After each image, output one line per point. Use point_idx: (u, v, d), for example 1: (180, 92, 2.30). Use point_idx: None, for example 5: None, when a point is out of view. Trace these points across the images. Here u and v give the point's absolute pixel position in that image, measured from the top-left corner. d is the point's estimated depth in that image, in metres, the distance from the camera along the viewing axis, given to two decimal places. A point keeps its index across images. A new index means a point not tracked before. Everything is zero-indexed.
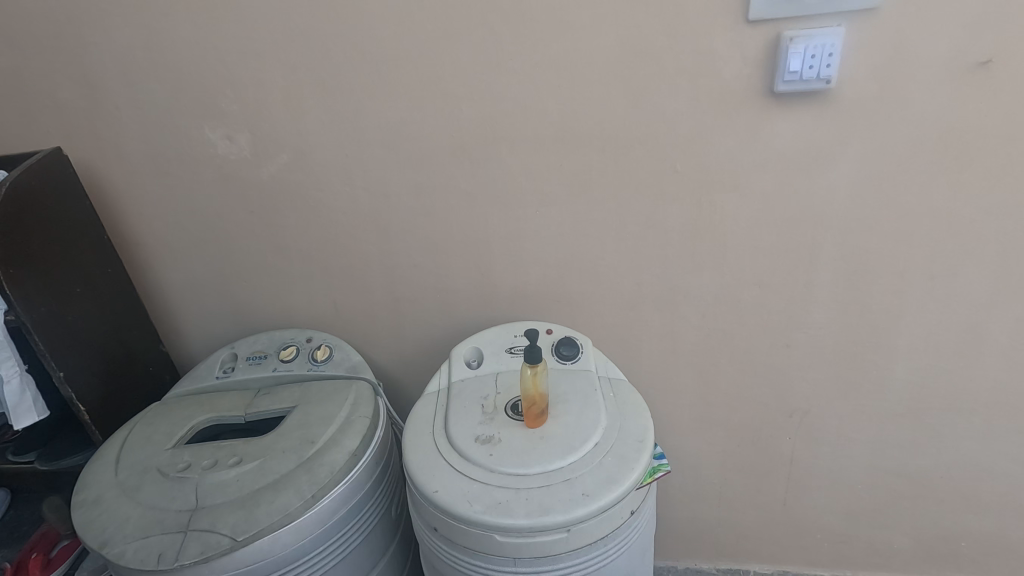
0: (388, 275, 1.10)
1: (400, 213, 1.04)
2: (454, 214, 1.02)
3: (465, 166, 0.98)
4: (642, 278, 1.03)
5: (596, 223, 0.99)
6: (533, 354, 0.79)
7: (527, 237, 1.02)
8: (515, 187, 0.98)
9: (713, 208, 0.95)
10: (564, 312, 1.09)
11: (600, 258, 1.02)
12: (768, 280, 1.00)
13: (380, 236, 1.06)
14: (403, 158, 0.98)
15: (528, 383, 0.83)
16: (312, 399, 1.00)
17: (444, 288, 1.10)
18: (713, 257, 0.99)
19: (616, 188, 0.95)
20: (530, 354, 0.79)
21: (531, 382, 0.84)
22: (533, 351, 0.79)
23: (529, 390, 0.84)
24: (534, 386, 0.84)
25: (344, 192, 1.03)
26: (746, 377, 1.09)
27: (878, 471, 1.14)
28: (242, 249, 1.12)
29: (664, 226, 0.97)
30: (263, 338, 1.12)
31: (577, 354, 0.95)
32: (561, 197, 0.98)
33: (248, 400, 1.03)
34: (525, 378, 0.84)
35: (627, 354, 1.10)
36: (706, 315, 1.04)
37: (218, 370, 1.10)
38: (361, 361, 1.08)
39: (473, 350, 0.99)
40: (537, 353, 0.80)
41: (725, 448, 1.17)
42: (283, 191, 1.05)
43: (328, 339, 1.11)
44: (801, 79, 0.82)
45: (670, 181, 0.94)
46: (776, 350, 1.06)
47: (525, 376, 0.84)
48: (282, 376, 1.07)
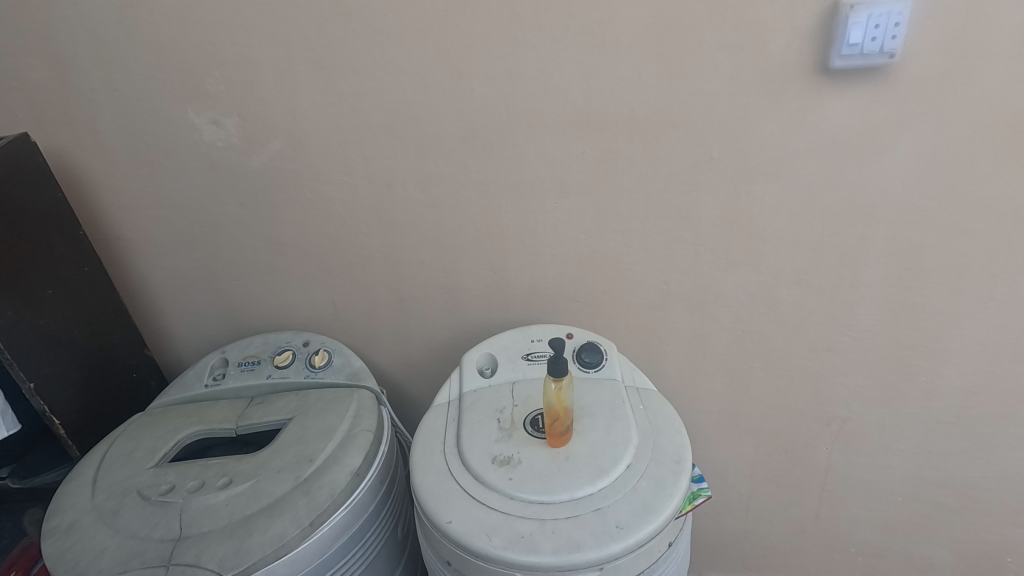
0: (392, 273, 1.01)
1: (404, 205, 0.94)
2: (464, 206, 0.93)
3: (477, 153, 0.88)
4: (670, 277, 0.94)
5: (620, 216, 0.90)
6: (558, 362, 0.70)
7: (545, 231, 0.93)
8: (532, 177, 0.89)
9: (752, 199, 0.85)
10: (583, 313, 1.00)
11: (624, 254, 0.93)
12: (811, 279, 0.90)
13: (383, 230, 0.97)
14: (408, 144, 0.89)
15: (551, 396, 0.74)
16: (310, 410, 0.91)
17: (453, 286, 1.01)
18: (750, 253, 0.90)
19: (643, 178, 0.86)
20: (554, 362, 0.69)
21: (556, 396, 0.74)
22: (558, 359, 0.69)
23: (552, 404, 0.74)
24: (560, 401, 0.74)
25: (344, 183, 0.94)
26: (781, 384, 1.00)
27: (921, 484, 1.05)
28: (232, 245, 1.02)
29: (696, 219, 0.88)
30: (256, 342, 1.03)
31: (600, 361, 0.87)
32: (582, 187, 0.88)
33: (240, 411, 0.94)
34: (548, 391, 0.74)
35: (651, 357, 1.02)
36: (740, 317, 0.95)
37: (207, 377, 1.01)
38: (362, 367, 0.99)
39: (485, 357, 0.91)
40: (563, 362, 0.70)
41: (755, 458, 1.09)
42: (276, 181, 0.95)
43: (327, 343, 1.02)
44: (861, 52, 0.72)
45: (704, 170, 0.84)
46: (814, 355, 0.96)
47: (548, 387, 0.74)
48: (277, 384, 0.99)
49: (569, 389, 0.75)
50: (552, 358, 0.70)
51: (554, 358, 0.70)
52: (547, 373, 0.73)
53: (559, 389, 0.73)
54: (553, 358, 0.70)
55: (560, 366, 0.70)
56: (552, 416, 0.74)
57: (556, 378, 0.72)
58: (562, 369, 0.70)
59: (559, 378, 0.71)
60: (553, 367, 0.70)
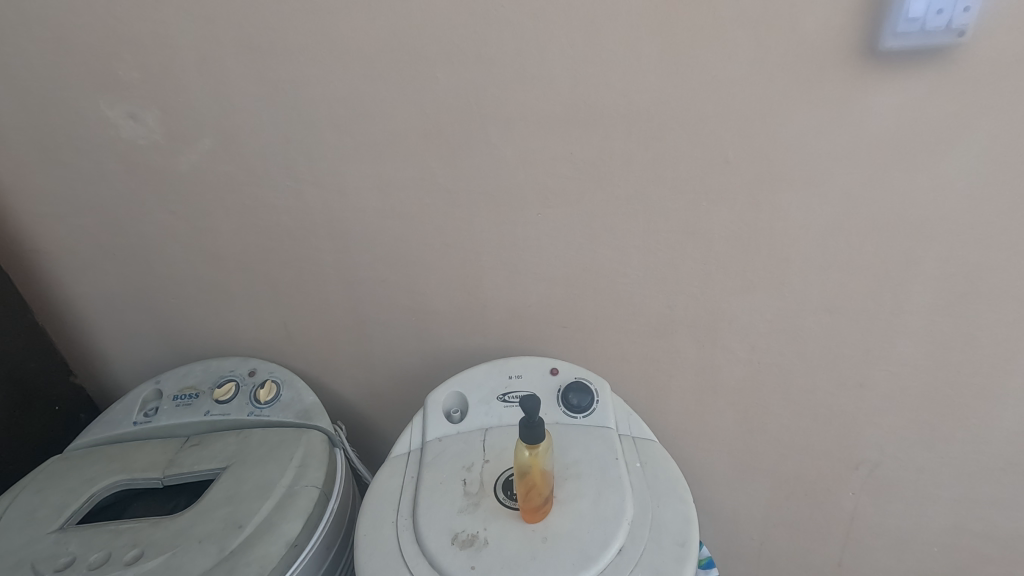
0: (350, 292, 0.87)
1: (360, 214, 0.79)
2: (430, 216, 0.78)
3: (444, 154, 0.73)
4: (673, 299, 0.79)
5: (615, 229, 0.75)
6: (533, 429, 0.56)
7: (525, 246, 0.78)
8: (509, 183, 0.74)
9: (775, 210, 0.70)
10: (572, 340, 0.85)
11: (620, 273, 0.78)
12: (844, 304, 0.75)
13: (336, 243, 0.82)
14: (362, 143, 0.74)
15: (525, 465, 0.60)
16: (249, 456, 0.78)
17: (421, 308, 0.86)
18: (770, 274, 0.75)
19: (643, 184, 0.71)
20: (530, 429, 0.56)
21: (532, 465, 0.60)
22: (533, 425, 0.56)
23: (526, 475, 0.60)
24: (538, 471, 0.60)
25: (288, 188, 0.79)
26: (803, 423, 0.86)
27: (964, 535, 0.91)
28: (165, 259, 0.88)
29: (707, 233, 0.73)
30: (195, 371, 0.90)
31: (590, 405, 0.73)
32: (570, 195, 0.73)
33: (170, 456, 0.81)
34: (520, 460, 0.60)
35: (651, 390, 0.88)
36: (756, 347, 0.81)
37: (137, 413, 0.87)
38: (315, 404, 0.85)
39: (454, 397, 0.77)
40: (540, 428, 0.56)
41: (770, 502, 0.95)
42: (209, 187, 0.80)
43: (275, 373, 0.88)
44: (922, 30, 0.57)
45: (718, 176, 0.69)
46: (843, 391, 0.82)
47: (521, 456, 0.60)
48: (216, 422, 0.85)
49: (546, 455, 0.61)
50: (526, 424, 0.56)
51: (529, 423, 0.56)
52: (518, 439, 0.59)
53: (535, 457, 0.60)
54: (527, 424, 0.56)
55: (536, 432, 0.56)
56: (527, 489, 0.60)
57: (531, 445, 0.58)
58: (540, 436, 0.56)
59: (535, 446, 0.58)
60: (528, 435, 0.56)
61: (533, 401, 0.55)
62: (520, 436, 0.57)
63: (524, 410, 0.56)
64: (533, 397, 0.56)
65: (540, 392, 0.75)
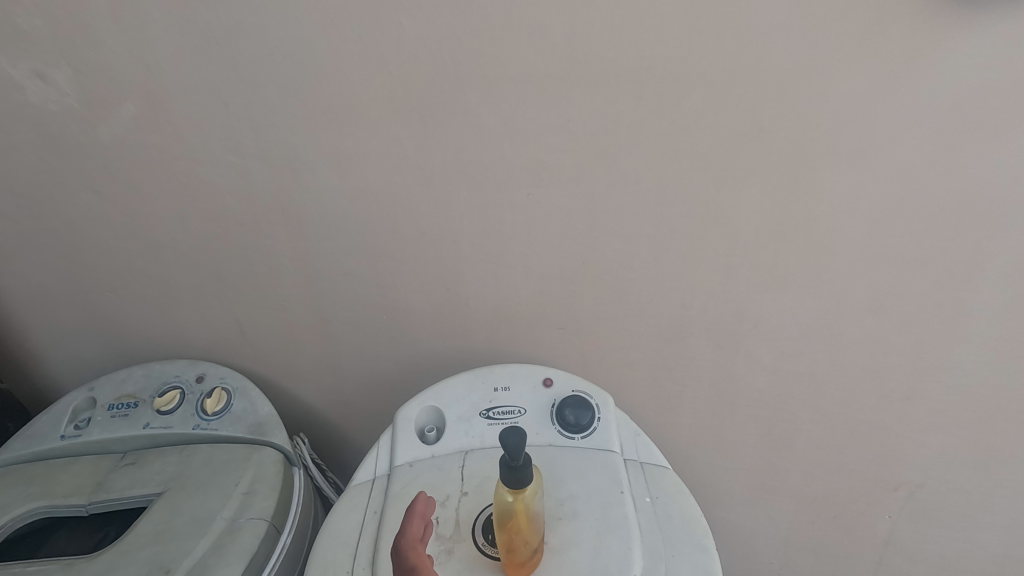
0: (311, 286, 0.74)
1: (317, 196, 0.67)
2: (400, 198, 0.66)
3: (413, 121, 0.60)
4: (688, 297, 0.67)
5: (621, 215, 0.62)
6: (519, 471, 0.47)
7: (513, 233, 0.66)
8: (494, 158, 0.61)
9: (818, 192, 0.57)
10: (569, 343, 0.73)
11: (625, 266, 0.66)
12: (894, 305, 0.63)
13: (291, 230, 0.70)
14: (314, 109, 0.61)
15: (508, 514, 0.49)
16: (189, 480, 0.66)
17: (394, 305, 0.74)
18: (807, 268, 0.62)
19: (655, 160, 0.58)
20: (515, 471, 0.46)
21: (517, 513, 0.49)
22: (519, 465, 0.46)
23: (509, 527, 0.49)
24: (524, 521, 0.49)
25: (230, 164, 0.66)
26: (836, 439, 0.74)
27: (1015, 567, 0.79)
28: (96, 248, 0.75)
29: (732, 220, 0.61)
30: (135, 376, 0.78)
31: (590, 424, 0.62)
32: (566, 173, 0.61)
33: (99, 478, 0.69)
34: (501, 508, 0.50)
35: (660, 400, 0.76)
36: (785, 353, 0.69)
37: (66, 425, 0.75)
38: (271, 416, 0.74)
39: (430, 412, 0.65)
40: (526, 469, 0.47)
41: (791, 524, 0.84)
42: (139, 163, 0.68)
43: (226, 380, 0.76)
44: None
45: (748, 149, 0.56)
46: (884, 404, 0.70)
47: (503, 501, 0.49)
48: (156, 437, 0.73)
49: (534, 500, 0.51)
50: (509, 464, 0.47)
51: (512, 463, 0.47)
52: (499, 480, 0.49)
53: (520, 502, 0.49)
54: (510, 465, 0.47)
55: (522, 474, 0.47)
56: (510, 548, 0.49)
57: (515, 489, 0.48)
58: (527, 477, 0.47)
59: (520, 489, 0.48)
60: (513, 477, 0.47)
61: (517, 437, 0.46)
62: (502, 478, 0.48)
63: (506, 449, 0.46)
64: (516, 432, 0.46)
65: (531, 407, 0.64)
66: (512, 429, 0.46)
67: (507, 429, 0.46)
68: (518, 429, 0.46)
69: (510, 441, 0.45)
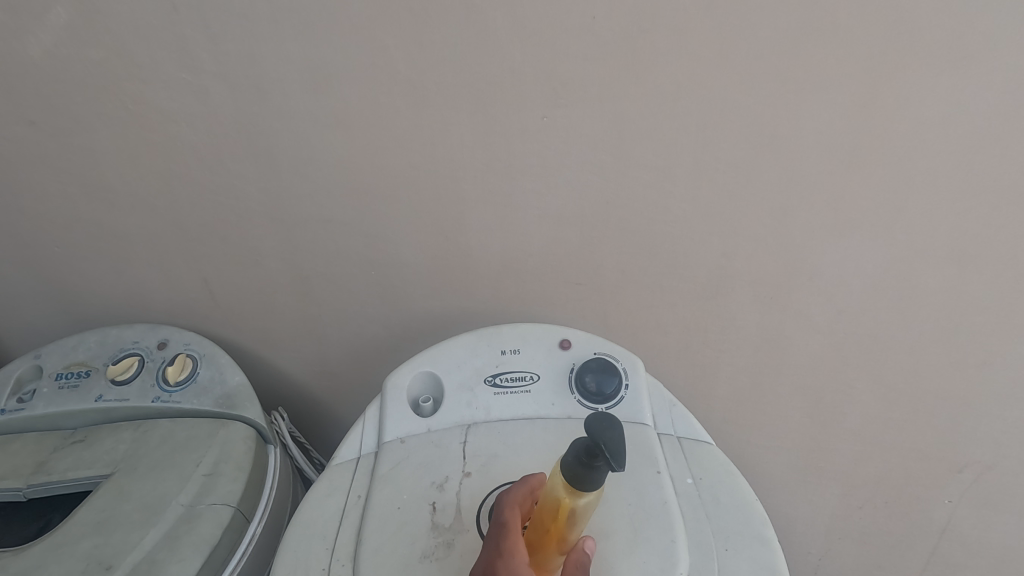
0: (287, 236, 0.64)
1: (290, 123, 0.56)
2: (388, 126, 0.55)
3: (401, 23, 0.49)
4: (730, 244, 0.57)
5: (655, 141, 0.52)
6: (590, 469, 0.36)
7: (523, 167, 0.55)
8: (502, 71, 0.50)
9: (902, 106, 0.46)
10: (588, 300, 0.63)
11: (655, 206, 0.55)
12: (983, 251, 0.52)
13: (261, 167, 0.59)
14: (280, 11, 0.49)
15: (552, 508, 0.40)
16: (143, 461, 0.56)
17: (384, 259, 0.64)
18: (877, 206, 0.52)
19: (699, 68, 0.47)
20: (587, 468, 0.36)
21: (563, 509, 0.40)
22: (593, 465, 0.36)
23: (548, 521, 0.40)
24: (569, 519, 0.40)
25: (185, 86, 0.55)
26: (895, 413, 0.64)
27: None
28: (39, 195, 0.65)
29: (790, 145, 0.50)
30: (87, 341, 0.67)
31: (616, 393, 0.52)
32: (589, 88, 0.50)
33: (41, 459, 0.59)
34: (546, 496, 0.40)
35: (692, 366, 0.66)
36: (844, 311, 0.58)
37: (7, 398, 0.65)
38: (242, 387, 0.64)
39: (426, 379, 0.55)
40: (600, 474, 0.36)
41: (834, 509, 0.75)
42: (78, 87, 0.56)
43: (191, 345, 0.66)
44: None
45: (819, 50, 0.45)
46: (957, 371, 0.60)
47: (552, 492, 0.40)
48: (110, 411, 0.63)
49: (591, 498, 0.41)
50: (583, 457, 0.36)
51: (588, 459, 0.36)
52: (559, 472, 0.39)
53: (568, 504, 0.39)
54: (585, 459, 0.36)
55: (590, 476, 0.36)
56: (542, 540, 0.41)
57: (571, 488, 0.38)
58: (593, 482, 0.37)
59: (579, 493, 0.38)
60: (579, 472, 0.36)
61: (614, 434, 0.35)
62: (566, 467, 0.37)
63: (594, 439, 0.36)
64: (612, 426, 0.36)
65: (545, 373, 0.54)
66: (615, 423, 0.36)
67: (604, 418, 0.36)
68: (619, 429, 0.36)
69: (608, 436, 0.35)
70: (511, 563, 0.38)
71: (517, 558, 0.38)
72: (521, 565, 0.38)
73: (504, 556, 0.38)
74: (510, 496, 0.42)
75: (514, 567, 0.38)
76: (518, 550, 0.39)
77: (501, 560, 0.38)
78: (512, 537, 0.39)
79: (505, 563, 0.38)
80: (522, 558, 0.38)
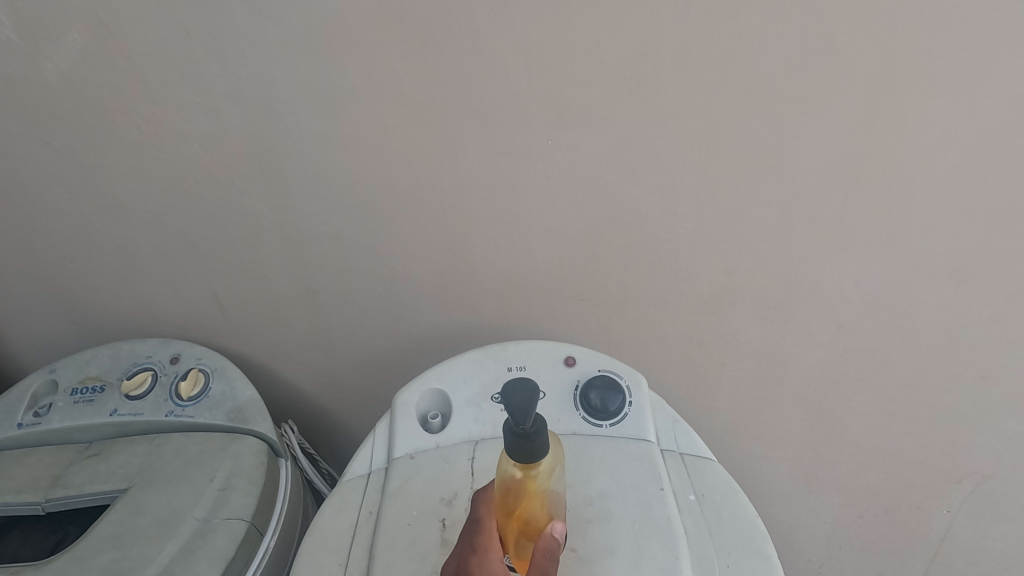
0: (295, 252, 0.65)
1: (300, 145, 0.57)
2: (396, 147, 0.56)
3: (409, 47, 0.50)
4: (732, 262, 0.58)
5: (657, 162, 0.53)
6: (525, 436, 0.38)
7: (529, 187, 0.56)
8: (508, 95, 0.51)
9: (900, 129, 0.47)
10: (591, 314, 0.64)
11: (658, 225, 0.57)
12: (980, 269, 0.53)
13: (272, 186, 0.61)
14: (292, 36, 0.51)
15: (514, 494, 0.42)
16: (158, 475, 0.58)
17: (391, 275, 0.65)
18: (876, 225, 0.53)
19: (702, 90, 0.48)
20: (523, 440, 0.38)
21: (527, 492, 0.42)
22: (527, 431, 0.38)
23: (516, 510, 0.42)
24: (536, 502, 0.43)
25: (198, 108, 0.56)
26: (895, 426, 0.65)
27: None
28: (54, 212, 0.66)
29: (791, 165, 0.51)
30: (101, 355, 0.68)
31: (620, 409, 0.53)
32: (592, 110, 0.51)
33: (58, 473, 0.60)
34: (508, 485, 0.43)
35: (694, 378, 0.67)
36: (844, 327, 0.59)
37: (24, 412, 0.66)
38: (253, 401, 0.65)
39: (434, 396, 0.56)
40: (538, 432, 0.39)
41: (835, 518, 0.76)
42: (93, 109, 0.58)
43: (204, 360, 0.67)
44: None
45: (818, 76, 0.46)
46: (955, 385, 0.61)
47: (508, 478, 0.42)
48: (124, 425, 0.64)
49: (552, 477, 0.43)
50: (515, 429, 0.38)
51: (520, 430, 0.38)
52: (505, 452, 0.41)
53: (530, 482, 0.42)
54: (517, 431, 0.38)
55: (533, 441, 0.38)
56: (516, 532, 0.43)
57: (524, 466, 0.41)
58: (538, 444, 0.39)
59: (530, 464, 0.40)
60: (522, 446, 0.39)
61: (526, 394, 0.37)
62: (509, 449, 0.39)
63: (512, 413, 0.37)
64: (524, 388, 0.37)
65: (551, 390, 0.55)
66: (519, 381, 0.38)
67: (514, 382, 0.37)
68: (529, 384, 0.37)
69: (516, 400, 0.37)
70: (484, 559, 0.40)
71: (490, 553, 0.41)
72: (494, 561, 0.40)
73: (477, 552, 0.41)
74: (486, 494, 0.45)
75: (488, 561, 0.40)
76: (492, 547, 0.41)
77: (475, 555, 0.41)
78: (486, 534, 0.42)
79: (479, 558, 0.41)
80: (496, 555, 0.41)
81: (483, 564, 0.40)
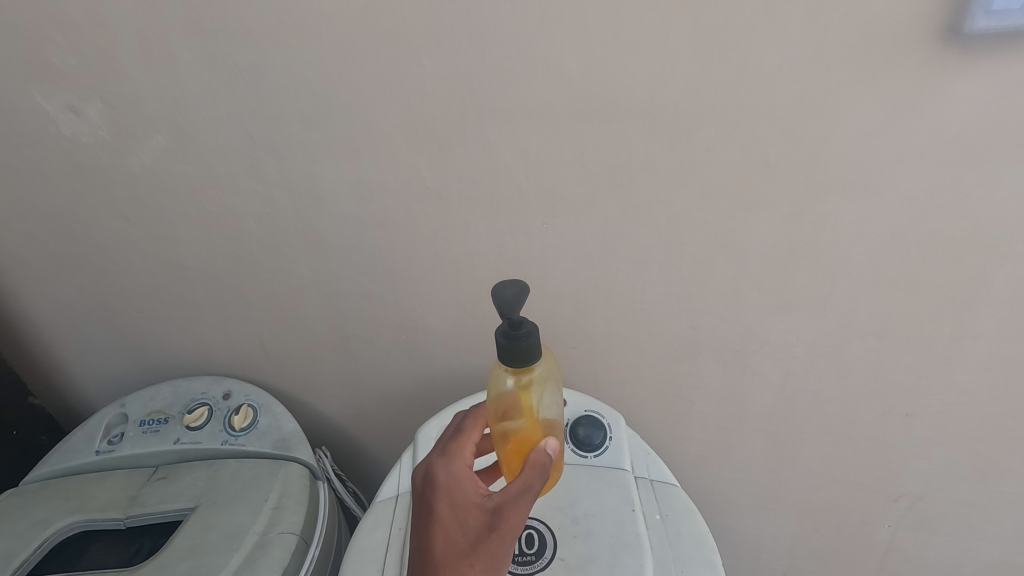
0: (331, 305, 0.77)
1: (338, 222, 0.69)
2: (418, 225, 0.68)
3: (432, 153, 0.62)
4: (695, 319, 0.69)
5: (632, 242, 0.65)
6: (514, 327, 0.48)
7: (527, 258, 0.68)
8: (511, 189, 0.63)
9: (825, 222, 0.59)
10: (580, 358, 0.76)
11: (634, 289, 0.68)
12: (897, 328, 0.65)
13: (313, 254, 0.73)
14: (336, 142, 0.63)
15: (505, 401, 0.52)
16: (219, 495, 0.69)
17: (411, 324, 0.77)
18: (810, 293, 0.64)
19: (667, 190, 0.60)
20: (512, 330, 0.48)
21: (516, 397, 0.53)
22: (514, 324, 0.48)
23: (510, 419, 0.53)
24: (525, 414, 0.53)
25: (255, 193, 0.68)
26: (839, 453, 0.77)
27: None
28: (128, 271, 0.78)
29: (740, 246, 0.63)
30: (163, 392, 0.81)
31: (602, 442, 0.65)
32: (579, 203, 0.63)
33: (133, 493, 0.72)
34: (502, 394, 0.53)
35: (669, 411, 0.79)
36: (790, 372, 0.71)
37: (100, 441, 0.78)
38: (295, 432, 0.77)
39: None
40: (526, 329, 0.48)
41: (795, 531, 0.87)
42: (169, 193, 0.70)
43: (252, 397, 0.79)
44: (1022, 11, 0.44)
45: (757, 183, 0.58)
46: (886, 420, 0.72)
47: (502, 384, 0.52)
48: (186, 452, 0.76)
49: (539, 391, 0.54)
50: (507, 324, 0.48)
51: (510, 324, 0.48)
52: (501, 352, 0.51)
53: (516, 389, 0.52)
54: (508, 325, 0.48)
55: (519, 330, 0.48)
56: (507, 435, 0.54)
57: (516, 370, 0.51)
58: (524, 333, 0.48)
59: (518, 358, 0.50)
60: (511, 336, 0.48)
61: (514, 290, 0.47)
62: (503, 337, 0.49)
63: (502, 305, 0.47)
64: (513, 286, 0.47)
65: None
66: (512, 283, 0.48)
67: (509, 283, 0.47)
68: (518, 283, 0.47)
69: (507, 294, 0.46)
70: (450, 460, 0.53)
71: (456, 456, 0.53)
72: (456, 464, 0.53)
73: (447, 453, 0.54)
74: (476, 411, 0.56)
75: (453, 462, 0.53)
76: (459, 453, 0.53)
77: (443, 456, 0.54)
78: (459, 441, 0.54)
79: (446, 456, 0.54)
80: (460, 458, 0.53)
81: (448, 462, 0.53)
